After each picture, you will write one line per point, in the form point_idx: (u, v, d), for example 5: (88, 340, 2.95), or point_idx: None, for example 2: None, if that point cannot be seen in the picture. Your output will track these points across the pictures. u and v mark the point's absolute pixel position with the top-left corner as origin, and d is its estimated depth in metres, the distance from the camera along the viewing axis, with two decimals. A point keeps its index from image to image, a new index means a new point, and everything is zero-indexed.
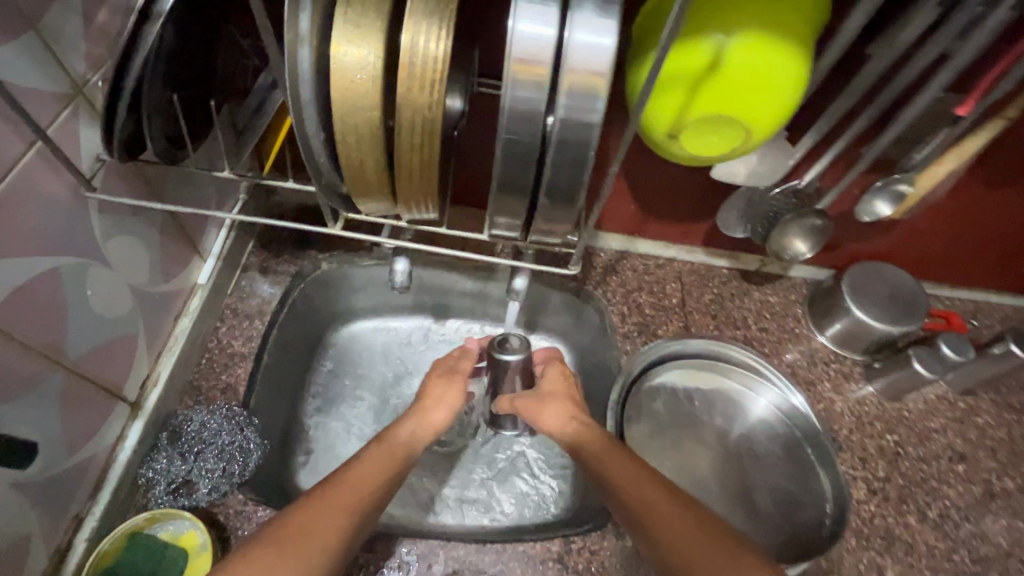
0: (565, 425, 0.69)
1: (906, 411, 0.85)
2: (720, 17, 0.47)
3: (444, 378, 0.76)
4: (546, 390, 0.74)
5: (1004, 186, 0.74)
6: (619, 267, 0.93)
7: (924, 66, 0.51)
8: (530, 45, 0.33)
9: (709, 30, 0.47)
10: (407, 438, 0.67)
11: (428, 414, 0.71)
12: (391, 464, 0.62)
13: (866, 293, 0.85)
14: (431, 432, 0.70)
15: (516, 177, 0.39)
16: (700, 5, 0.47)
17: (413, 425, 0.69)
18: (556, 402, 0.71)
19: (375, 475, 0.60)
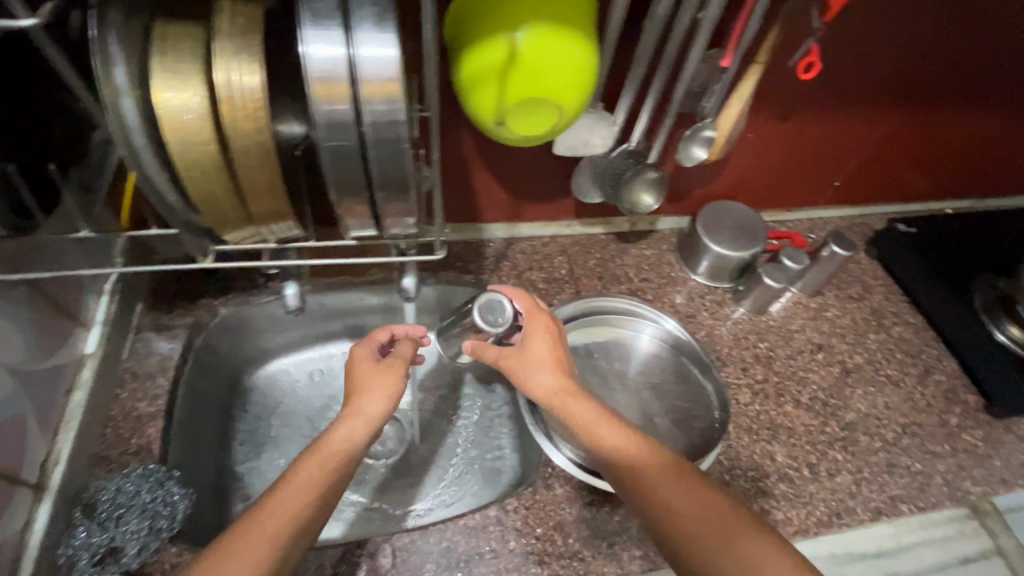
0: (553, 394, 0.70)
1: (771, 320, 0.99)
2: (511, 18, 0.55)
3: (381, 367, 0.75)
4: (531, 356, 0.73)
5: (793, 115, 0.89)
6: (509, 252, 1.02)
7: (684, 31, 0.63)
8: (324, 65, 0.39)
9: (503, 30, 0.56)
10: (342, 440, 0.68)
11: (359, 404, 0.71)
12: (328, 463, 0.65)
13: (716, 229, 0.98)
14: (369, 425, 0.70)
15: (350, 177, 0.44)
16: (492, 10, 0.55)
17: (352, 425, 0.69)
18: (546, 370, 0.71)
19: (310, 482, 0.63)
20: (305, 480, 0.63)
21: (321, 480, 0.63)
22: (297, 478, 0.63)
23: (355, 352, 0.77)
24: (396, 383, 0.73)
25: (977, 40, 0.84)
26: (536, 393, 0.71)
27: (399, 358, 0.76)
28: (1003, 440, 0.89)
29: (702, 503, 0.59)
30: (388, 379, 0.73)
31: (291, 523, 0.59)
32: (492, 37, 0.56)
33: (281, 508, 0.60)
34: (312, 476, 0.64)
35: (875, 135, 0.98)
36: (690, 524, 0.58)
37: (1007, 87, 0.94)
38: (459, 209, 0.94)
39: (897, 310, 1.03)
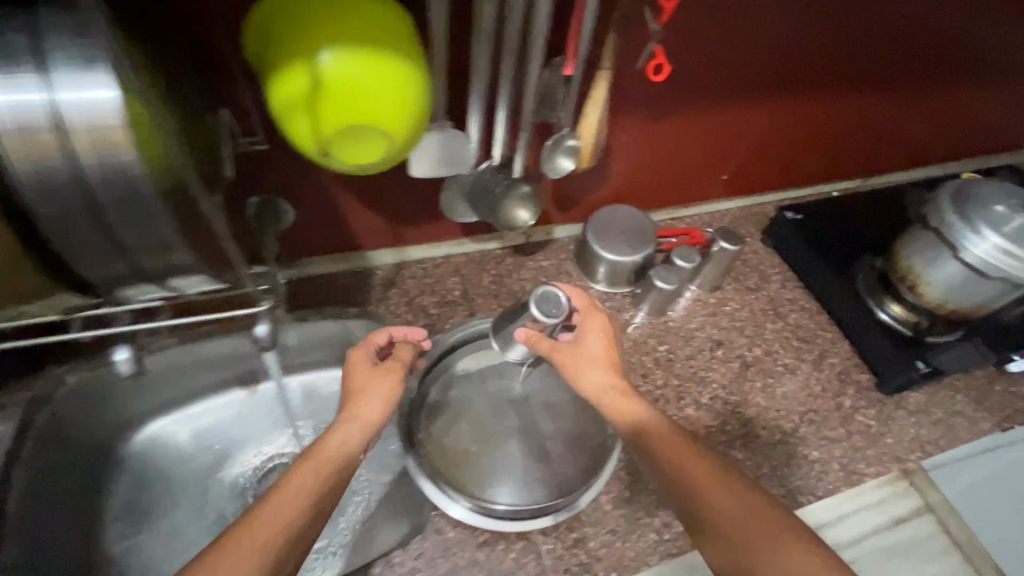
0: (603, 390, 0.71)
1: (671, 321, 0.98)
2: (323, 38, 0.51)
3: (383, 369, 0.74)
4: (586, 350, 0.73)
5: (667, 114, 0.88)
6: (398, 278, 0.96)
7: (510, 44, 0.59)
8: (20, 114, 0.37)
9: (313, 49, 0.51)
10: (338, 444, 0.66)
11: (358, 408, 0.70)
12: (322, 470, 0.62)
13: (607, 235, 0.96)
14: (365, 430, 0.69)
15: (93, 231, 0.42)
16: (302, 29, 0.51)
17: (346, 429, 0.67)
18: (598, 366, 0.72)
19: (302, 488, 0.60)
20: (300, 485, 0.60)
21: (313, 488, 0.60)
22: (293, 484, 0.60)
23: (351, 357, 0.74)
24: (393, 384, 0.72)
25: (835, 27, 0.84)
26: (587, 389, 0.71)
27: (397, 363, 0.75)
28: (894, 417, 0.91)
29: (747, 505, 0.57)
30: (385, 381, 0.72)
31: (283, 531, 0.56)
32: (294, 63, 0.51)
33: (271, 516, 0.56)
34: (305, 484, 0.61)
35: (757, 126, 0.98)
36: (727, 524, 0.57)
37: (874, 70, 0.96)
38: (336, 238, 0.88)
39: (793, 298, 1.05)
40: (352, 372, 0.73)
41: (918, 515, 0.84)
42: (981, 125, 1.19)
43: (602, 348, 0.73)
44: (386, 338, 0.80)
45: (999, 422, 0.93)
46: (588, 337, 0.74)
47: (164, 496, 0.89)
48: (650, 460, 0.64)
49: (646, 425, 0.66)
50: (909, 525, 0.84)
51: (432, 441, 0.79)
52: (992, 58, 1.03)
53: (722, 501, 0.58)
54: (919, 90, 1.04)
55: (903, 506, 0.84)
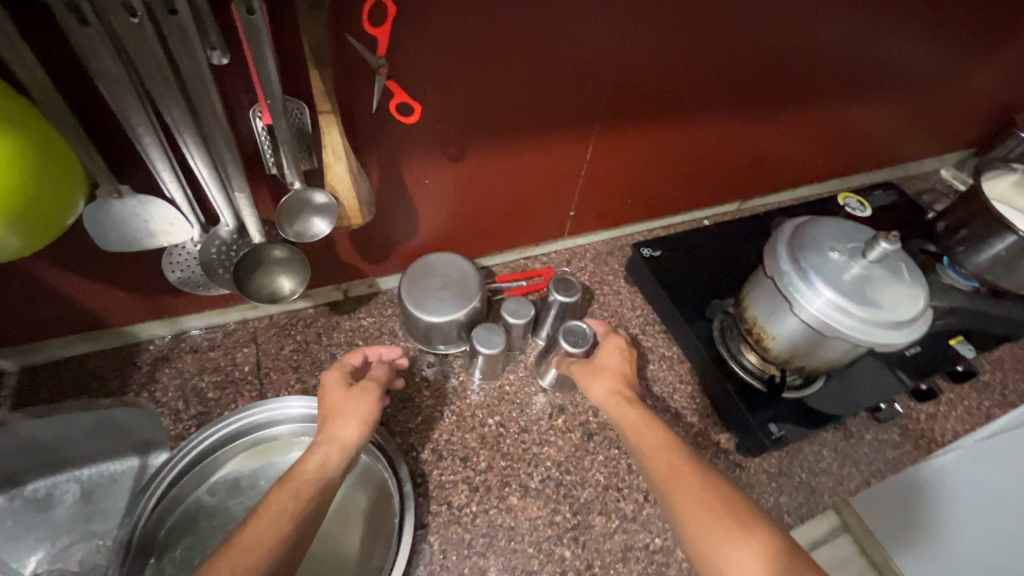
0: (608, 398, 0.69)
1: (506, 385, 0.85)
2: None
3: (361, 389, 0.66)
4: (600, 364, 0.73)
5: (470, 154, 0.73)
6: (173, 354, 0.80)
7: (149, 87, 0.45)
8: None
9: None
10: (318, 465, 0.58)
11: (336, 428, 0.62)
12: (304, 492, 0.55)
13: (423, 291, 0.82)
14: (345, 452, 0.60)
15: None
16: None
17: (325, 451, 0.60)
18: (605, 378, 0.71)
19: (283, 513, 0.52)
20: (277, 513, 0.52)
21: (300, 511, 0.53)
22: (275, 502, 0.53)
23: (325, 380, 0.67)
24: (374, 406, 0.65)
25: (661, 48, 0.72)
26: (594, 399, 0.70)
27: (373, 383, 0.67)
28: (751, 484, 0.81)
29: (715, 483, 0.56)
30: (361, 403, 0.64)
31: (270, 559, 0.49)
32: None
33: (257, 538, 0.50)
34: (286, 510, 0.53)
35: (594, 156, 0.86)
36: (710, 500, 0.54)
37: (721, 91, 0.85)
38: (69, 315, 0.71)
39: (652, 345, 0.93)
40: (326, 394, 0.66)
41: (837, 535, 0.82)
42: (855, 139, 1.11)
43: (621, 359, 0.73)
44: (359, 358, 0.73)
45: (866, 479, 0.84)
46: (604, 353, 0.74)
47: None
48: (642, 461, 0.61)
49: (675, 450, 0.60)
50: (826, 547, 0.81)
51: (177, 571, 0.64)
52: (857, 70, 0.93)
53: (702, 476, 0.57)
54: (779, 108, 0.94)
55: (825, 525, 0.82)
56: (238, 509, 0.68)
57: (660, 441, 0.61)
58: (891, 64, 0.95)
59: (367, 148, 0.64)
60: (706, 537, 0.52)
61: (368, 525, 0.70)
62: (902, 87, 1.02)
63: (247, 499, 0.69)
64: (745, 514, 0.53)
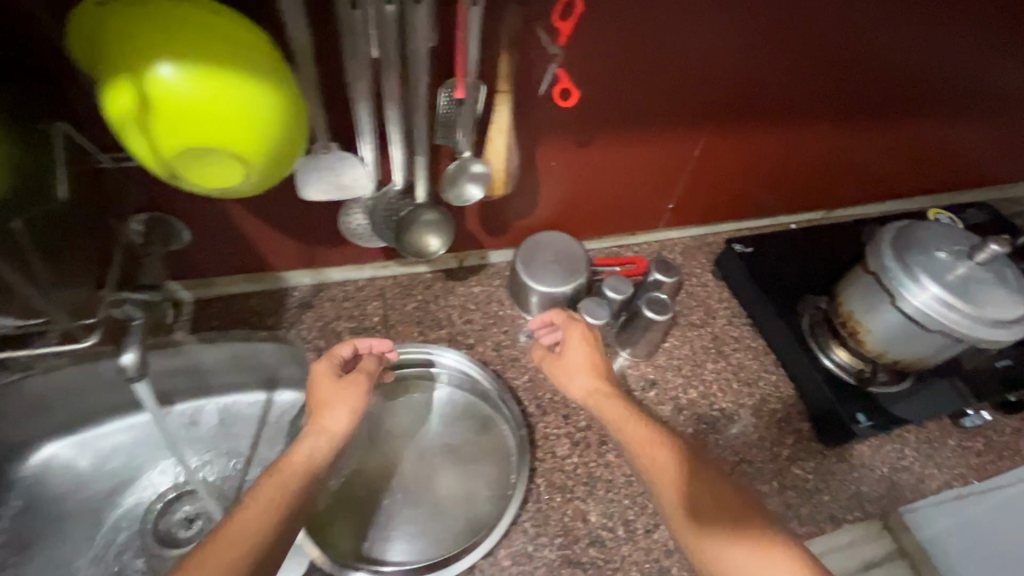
0: (589, 396, 0.73)
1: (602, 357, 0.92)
2: (158, 46, 0.46)
3: (353, 380, 0.70)
4: (571, 361, 0.77)
5: (594, 142, 0.81)
6: (316, 301, 0.91)
7: (384, 59, 0.54)
8: None
9: (149, 60, 0.46)
10: (305, 456, 0.63)
11: (321, 418, 0.66)
12: (288, 485, 0.60)
13: (536, 264, 0.90)
14: (331, 442, 0.65)
15: None
16: (137, 35, 0.46)
17: (312, 441, 0.64)
18: (584, 372, 0.75)
19: (266, 507, 0.58)
20: (266, 503, 0.58)
21: (279, 505, 0.58)
22: (255, 504, 0.57)
23: (314, 370, 0.71)
24: (362, 396, 0.69)
25: (771, 57, 0.78)
26: (576, 394, 0.74)
27: (363, 375, 0.71)
28: (833, 471, 0.85)
29: (698, 480, 0.60)
30: (349, 394, 0.68)
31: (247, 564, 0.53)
32: (111, 82, 0.47)
33: (236, 531, 0.55)
34: (271, 499, 0.59)
35: (698, 154, 0.92)
36: (706, 503, 0.58)
37: (825, 99, 0.89)
38: (246, 258, 0.84)
39: (739, 335, 0.99)
40: (315, 387, 0.70)
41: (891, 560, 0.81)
42: (948, 157, 1.13)
43: (585, 344, 0.77)
44: (350, 350, 0.75)
45: (948, 481, 0.87)
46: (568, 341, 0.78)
47: (57, 525, 0.86)
48: (637, 467, 0.64)
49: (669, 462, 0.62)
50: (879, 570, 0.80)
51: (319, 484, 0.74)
52: (956, 88, 0.96)
53: (687, 481, 0.60)
54: (879, 119, 0.98)
55: (874, 550, 0.81)
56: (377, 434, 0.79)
57: (651, 442, 0.64)
58: (991, 84, 0.97)
59: (521, 126, 0.72)
60: (692, 530, 0.57)
61: (484, 460, 0.78)
62: (1003, 107, 1.03)
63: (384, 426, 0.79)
64: (742, 516, 0.56)
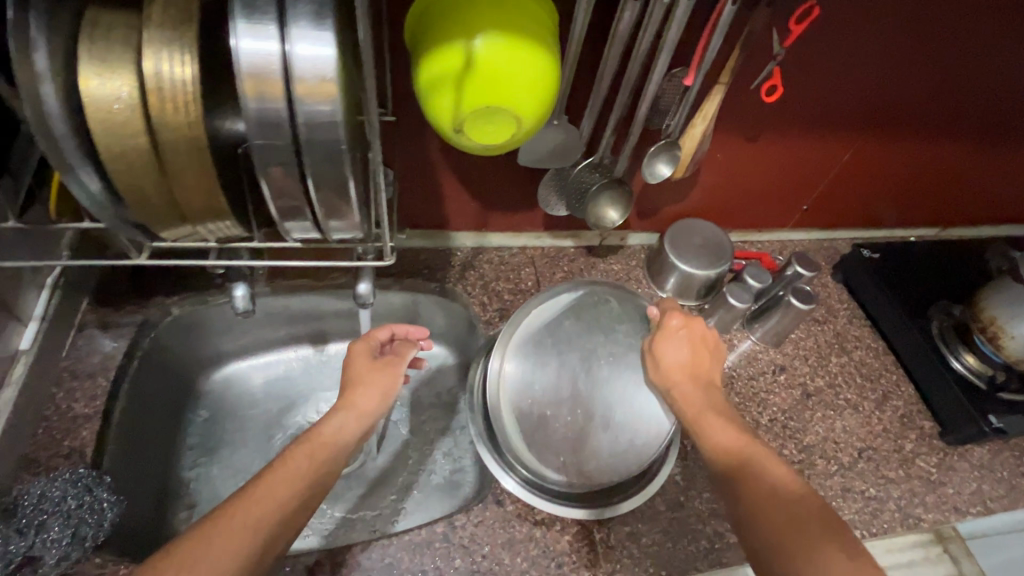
0: (679, 383, 0.73)
1: (734, 339, 0.99)
2: (471, 24, 0.55)
3: (378, 366, 0.76)
4: (673, 347, 0.75)
5: (758, 139, 0.88)
6: (476, 262, 1.00)
7: (644, 48, 0.63)
8: (255, 60, 0.38)
9: (463, 35, 0.55)
10: (333, 430, 0.68)
11: (353, 399, 0.72)
12: (317, 455, 0.64)
13: (683, 247, 0.97)
14: (361, 419, 0.71)
15: (279, 180, 0.43)
16: (455, 17, 0.55)
17: (343, 417, 0.70)
18: (682, 359, 0.74)
19: (299, 472, 0.61)
20: (294, 469, 0.61)
21: (315, 469, 0.62)
22: (288, 470, 0.61)
23: (352, 348, 0.77)
24: (395, 378, 0.75)
25: (940, 74, 0.83)
26: (665, 377, 0.73)
27: (398, 359, 0.78)
28: (955, 467, 0.90)
29: (773, 487, 0.59)
30: (382, 376, 0.75)
31: (276, 512, 0.57)
32: (431, 54, 0.56)
33: (270, 495, 0.57)
34: (301, 467, 0.62)
35: (845, 159, 0.97)
36: (779, 505, 0.57)
37: (979, 119, 0.93)
38: (429, 215, 0.93)
39: (861, 335, 1.03)
40: (350, 365, 0.76)
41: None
42: None
43: (691, 343, 0.76)
44: (387, 334, 0.81)
45: None
46: (665, 340, 0.76)
47: (235, 433, 0.95)
48: (722, 474, 0.63)
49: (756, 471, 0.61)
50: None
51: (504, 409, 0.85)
52: None
53: (762, 483, 0.60)
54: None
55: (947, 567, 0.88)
56: (541, 365, 0.77)
57: (731, 444, 0.65)
58: None
59: None
60: (757, 527, 0.57)
61: (640, 393, 0.76)
62: None
63: (545, 355, 0.77)
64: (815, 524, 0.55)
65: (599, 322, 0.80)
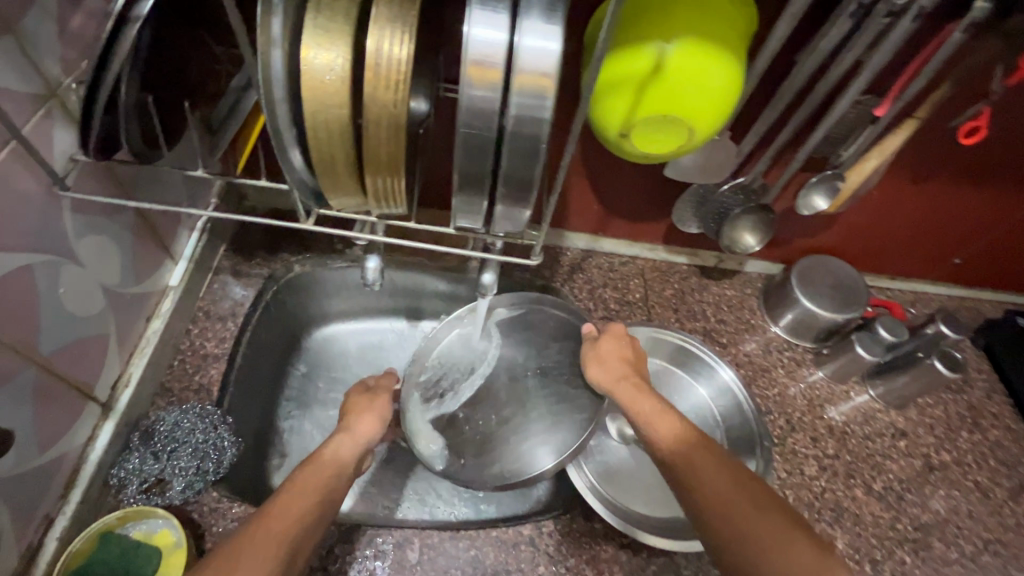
0: (618, 382, 0.68)
1: (852, 392, 0.91)
2: (664, 27, 0.51)
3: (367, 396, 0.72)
4: (604, 348, 0.72)
5: (925, 182, 0.79)
6: (585, 264, 0.97)
7: (842, 72, 0.57)
8: (483, 48, 0.37)
9: (653, 37, 0.52)
10: (333, 453, 0.63)
11: (354, 425, 0.67)
12: (321, 476, 0.59)
13: (812, 283, 0.90)
14: (359, 445, 0.65)
15: (472, 170, 0.42)
16: (646, 17, 0.52)
17: (340, 442, 0.64)
18: (614, 363, 0.70)
19: (309, 491, 0.56)
20: (307, 487, 0.56)
21: (326, 495, 0.57)
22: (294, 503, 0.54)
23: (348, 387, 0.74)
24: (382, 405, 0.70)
25: None
26: (601, 377, 0.70)
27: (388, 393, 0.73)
28: None
29: (728, 484, 0.53)
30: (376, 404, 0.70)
31: (298, 523, 0.52)
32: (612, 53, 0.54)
33: (289, 509, 0.53)
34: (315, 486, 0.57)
35: (1015, 216, 0.86)
36: (742, 500, 0.52)
37: None
38: None
39: (999, 413, 0.92)
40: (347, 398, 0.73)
41: None
42: None
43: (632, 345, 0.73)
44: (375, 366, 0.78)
45: None
46: (605, 341, 0.72)
47: (326, 391, 0.96)
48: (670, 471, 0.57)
49: (705, 468, 0.55)
50: None
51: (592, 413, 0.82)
52: None
53: (717, 481, 0.54)
54: None
55: None
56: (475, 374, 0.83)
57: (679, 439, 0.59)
58: None
59: None
60: (737, 525, 0.50)
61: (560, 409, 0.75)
62: None
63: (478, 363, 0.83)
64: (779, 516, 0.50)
65: (533, 337, 0.81)
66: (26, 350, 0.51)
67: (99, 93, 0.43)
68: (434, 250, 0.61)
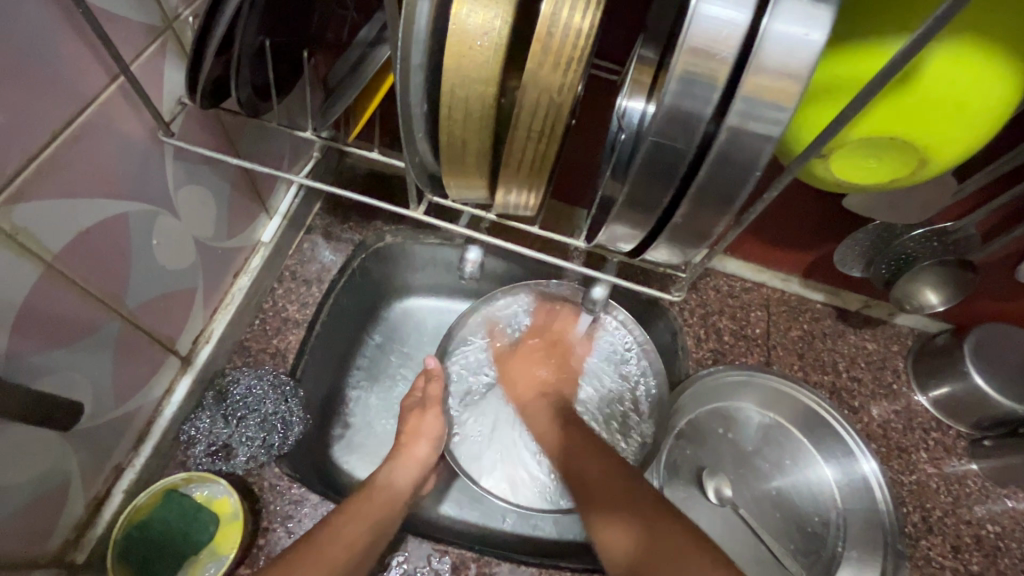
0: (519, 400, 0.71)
1: (1015, 500, 0.73)
2: None
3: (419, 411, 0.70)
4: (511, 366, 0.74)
5: None
6: (700, 284, 0.84)
7: None
8: (711, 31, 0.26)
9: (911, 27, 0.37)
10: (384, 477, 0.63)
11: (412, 446, 0.67)
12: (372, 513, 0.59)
13: (993, 358, 0.72)
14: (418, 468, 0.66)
15: (647, 193, 0.32)
16: None
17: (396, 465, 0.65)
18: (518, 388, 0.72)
19: (362, 519, 0.58)
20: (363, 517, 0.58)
21: (381, 526, 0.58)
22: (344, 535, 0.55)
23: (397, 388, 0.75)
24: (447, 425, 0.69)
25: None
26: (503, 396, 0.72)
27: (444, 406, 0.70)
28: None
29: (604, 477, 0.58)
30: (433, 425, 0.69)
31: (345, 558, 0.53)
32: None
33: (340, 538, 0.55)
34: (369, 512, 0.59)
35: None
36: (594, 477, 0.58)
37: None
38: None
39: None
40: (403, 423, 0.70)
41: None
42: None
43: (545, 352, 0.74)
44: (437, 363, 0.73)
45: None
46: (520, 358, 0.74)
47: (398, 367, 0.85)
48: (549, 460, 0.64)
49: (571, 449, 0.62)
50: None
51: (687, 462, 0.70)
52: None
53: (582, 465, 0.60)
54: None
55: None
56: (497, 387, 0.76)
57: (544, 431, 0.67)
58: None
59: None
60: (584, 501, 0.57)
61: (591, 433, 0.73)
62: None
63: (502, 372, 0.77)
64: (636, 500, 0.54)
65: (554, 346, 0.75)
66: (111, 301, 0.48)
67: (214, 33, 0.37)
68: (549, 260, 0.50)
